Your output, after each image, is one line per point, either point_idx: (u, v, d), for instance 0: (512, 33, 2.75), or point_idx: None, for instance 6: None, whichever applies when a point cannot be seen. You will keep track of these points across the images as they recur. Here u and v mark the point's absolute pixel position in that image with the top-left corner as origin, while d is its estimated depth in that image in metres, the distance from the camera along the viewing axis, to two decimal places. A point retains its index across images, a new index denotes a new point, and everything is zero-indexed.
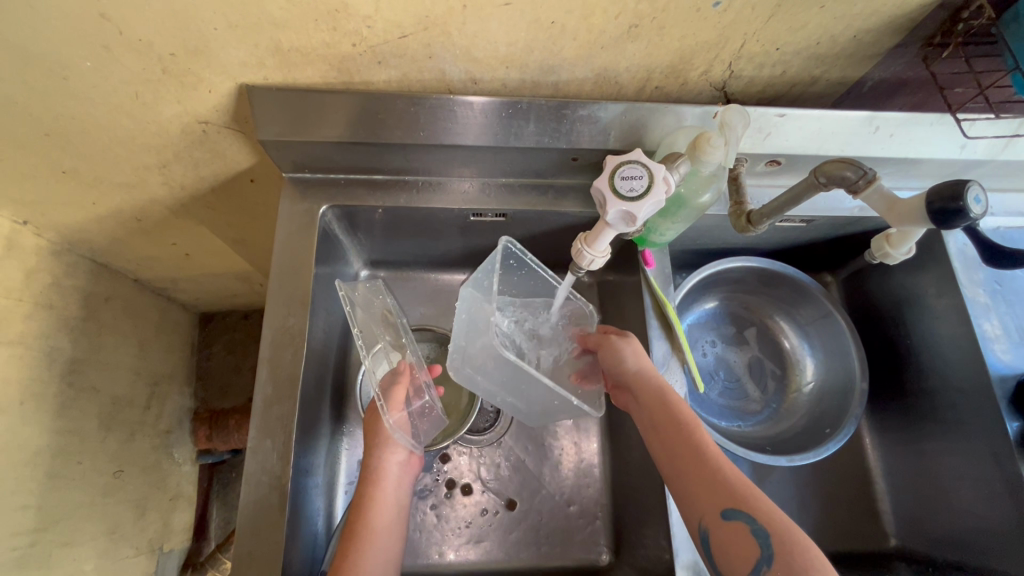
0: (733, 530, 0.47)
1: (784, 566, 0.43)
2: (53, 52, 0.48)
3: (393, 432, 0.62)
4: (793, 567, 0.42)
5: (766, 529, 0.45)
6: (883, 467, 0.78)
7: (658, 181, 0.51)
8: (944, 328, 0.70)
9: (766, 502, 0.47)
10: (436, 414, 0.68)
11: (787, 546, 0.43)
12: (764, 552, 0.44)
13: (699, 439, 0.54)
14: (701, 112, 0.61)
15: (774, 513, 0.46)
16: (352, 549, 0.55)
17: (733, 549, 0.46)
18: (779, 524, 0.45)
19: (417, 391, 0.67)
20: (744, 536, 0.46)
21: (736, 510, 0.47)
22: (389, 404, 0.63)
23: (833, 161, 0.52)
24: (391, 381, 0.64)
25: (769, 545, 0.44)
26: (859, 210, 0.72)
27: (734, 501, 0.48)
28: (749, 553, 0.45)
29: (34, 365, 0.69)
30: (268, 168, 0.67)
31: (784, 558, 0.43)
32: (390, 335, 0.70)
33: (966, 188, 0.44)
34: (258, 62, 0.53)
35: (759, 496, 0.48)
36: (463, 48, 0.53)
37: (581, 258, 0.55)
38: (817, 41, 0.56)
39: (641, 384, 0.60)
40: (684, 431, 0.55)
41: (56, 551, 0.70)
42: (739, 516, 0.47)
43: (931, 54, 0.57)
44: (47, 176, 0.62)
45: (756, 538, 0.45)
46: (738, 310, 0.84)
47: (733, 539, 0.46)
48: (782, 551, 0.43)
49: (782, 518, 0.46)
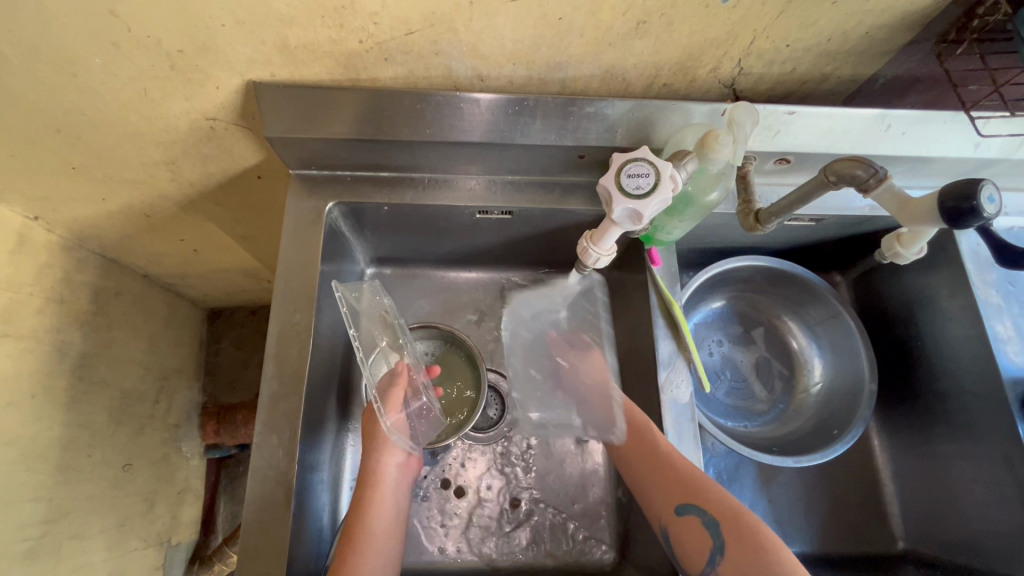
0: (689, 524, 0.54)
1: (733, 552, 0.50)
2: (63, 49, 0.48)
3: (390, 433, 0.63)
4: (741, 550, 0.50)
5: (716, 520, 0.53)
6: (891, 468, 0.77)
7: (665, 178, 0.50)
8: (957, 329, 0.69)
9: (716, 494, 0.55)
10: (434, 415, 0.68)
11: (735, 532, 0.51)
12: (716, 540, 0.52)
13: (656, 443, 0.60)
14: (710, 109, 0.60)
15: (722, 503, 0.54)
16: (349, 553, 0.55)
17: (691, 544, 0.53)
18: (728, 513, 0.53)
19: (416, 392, 0.68)
20: (699, 529, 0.53)
21: (690, 505, 0.55)
22: (388, 406, 0.63)
23: (844, 159, 0.51)
24: (390, 383, 0.65)
25: (720, 534, 0.52)
26: (870, 209, 0.71)
27: (688, 498, 0.55)
28: (704, 544, 0.52)
29: (44, 358, 0.69)
30: (276, 165, 0.68)
31: (733, 544, 0.51)
32: (388, 339, 0.69)
33: (979, 187, 0.43)
34: (266, 59, 0.53)
35: (710, 491, 0.55)
36: (470, 44, 0.53)
37: (586, 257, 0.56)
38: (829, 37, 0.55)
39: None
40: (643, 439, 0.62)
41: (66, 543, 0.71)
42: (692, 510, 0.54)
43: (945, 51, 0.56)
44: (57, 173, 0.62)
45: (708, 530, 0.53)
46: (745, 309, 0.83)
47: (690, 533, 0.54)
48: (731, 538, 0.51)
49: (730, 507, 0.53)
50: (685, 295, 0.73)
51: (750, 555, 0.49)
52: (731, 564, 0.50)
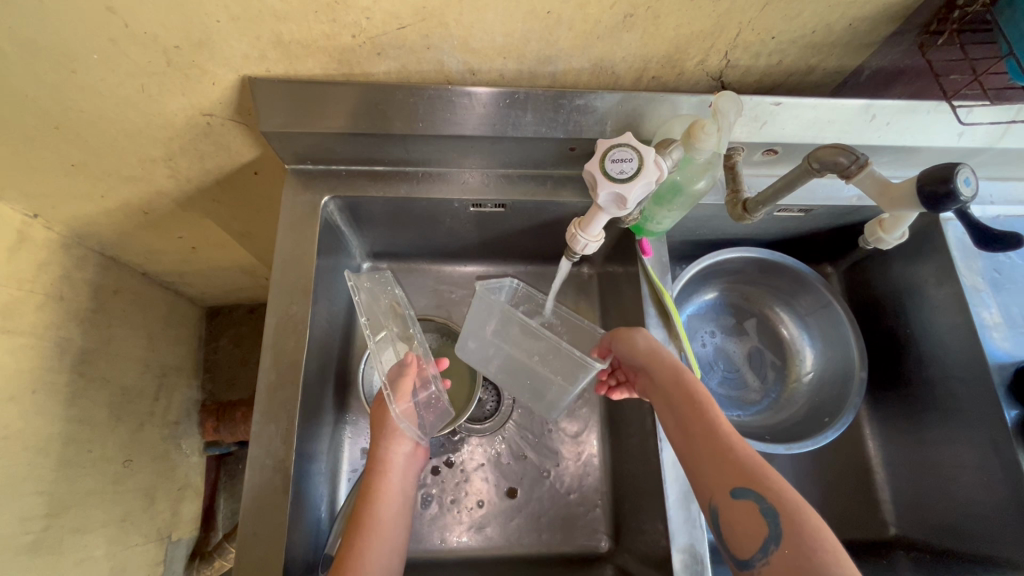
0: (744, 509, 0.47)
1: (790, 545, 0.43)
2: (62, 45, 0.49)
3: (400, 422, 0.64)
4: (800, 545, 0.42)
5: (775, 509, 0.45)
6: (882, 455, 0.79)
7: (648, 164, 0.51)
8: (944, 316, 0.70)
9: (778, 483, 0.47)
10: (442, 406, 0.67)
11: (793, 525, 0.44)
12: (772, 530, 0.44)
13: (716, 422, 0.54)
14: (697, 101, 0.61)
15: (784, 493, 0.46)
16: (356, 538, 0.56)
17: (742, 528, 0.47)
18: (789, 505, 0.45)
19: (424, 382, 0.66)
20: (754, 515, 0.46)
21: (747, 489, 0.48)
22: (396, 395, 0.63)
23: (826, 147, 0.52)
24: (399, 372, 0.64)
25: (777, 524, 0.44)
26: (857, 199, 0.72)
27: (745, 481, 0.48)
28: (757, 531, 0.45)
29: (45, 354, 0.70)
30: (272, 161, 0.69)
31: (790, 537, 0.43)
32: (398, 327, 0.68)
33: (956, 170, 0.45)
34: (260, 54, 0.54)
35: (770, 478, 0.47)
36: (460, 38, 0.54)
37: (575, 243, 0.57)
38: (813, 29, 0.57)
39: (655, 363, 0.61)
40: (700, 415, 0.55)
41: (66, 537, 0.72)
42: (748, 495, 0.47)
43: (927, 41, 0.57)
44: (56, 170, 0.63)
45: (765, 518, 0.45)
46: (737, 301, 0.85)
47: (743, 518, 0.47)
48: (790, 529, 0.43)
49: (794, 498, 0.46)
50: (677, 286, 0.74)
51: (807, 552, 0.42)
52: (785, 557, 0.42)
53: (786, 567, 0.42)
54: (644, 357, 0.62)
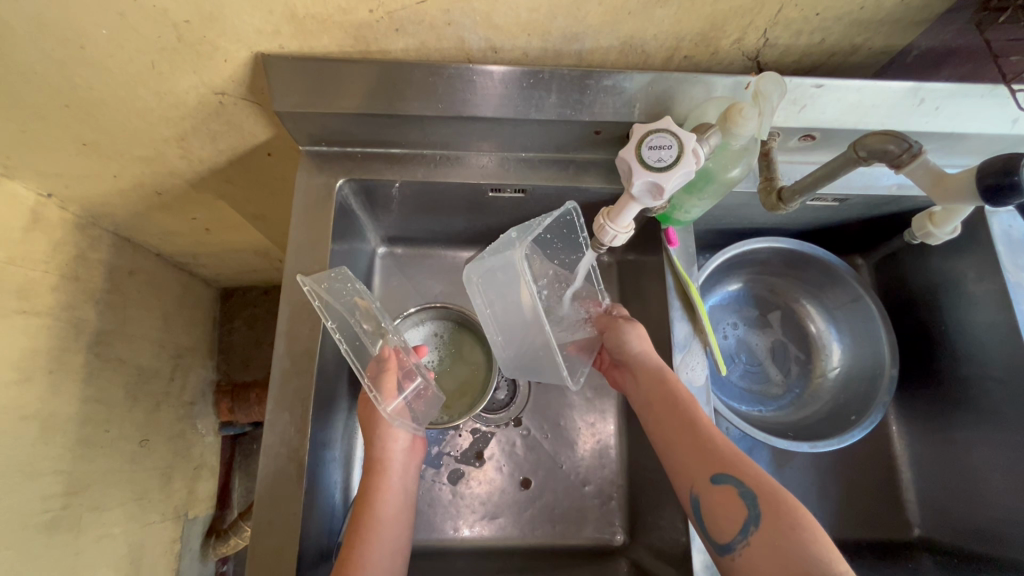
0: (722, 493, 0.49)
1: (769, 524, 0.45)
2: (71, 19, 0.47)
3: (393, 420, 0.60)
4: (778, 523, 0.44)
5: (753, 492, 0.47)
6: (909, 454, 0.76)
7: (688, 151, 0.49)
8: (983, 314, 0.67)
9: (756, 469, 0.49)
10: (432, 394, 0.65)
11: (773, 504, 0.45)
12: (751, 512, 0.46)
13: (693, 413, 0.56)
14: (733, 82, 0.57)
15: (761, 477, 0.48)
16: (356, 540, 0.55)
17: (722, 512, 0.48)
18: (768, 487, 0.47)
19: (409, 374, 0.63)
20: (733, 499, 0.48)
21: (726, 474, 0.49)
22: (383, 394, 0.59)
23: (874, 134, 0.48)
24: (380, 369, 0.60)
25: (756, 506, 0.46)
26: (897, 188, 0.69)
27: (724, 468, 0.50)
28: (736, 514, 0.47)
29: (62, 334, 0.70)
30: (286, 142, 0.67)
31: (769, 517, 0.45)
32: (370, 323, 0.63)
33: (1021, 162, 0.41)
34: (274, 30, 0.51)
35: (749, 464, 0.50)
36: (483, 13, 0.51)
37: (604, 234, 0.54)
38: (862, 5, 0.52)
39: (642, 366, 0.62)
40: (681, 406, 0.57)
41: (86, 515, 0.72)
42: (728, 480, 0.49)
43: (986, 19, 0.53)
44: (69, 149, 0.62)
45: (743, 501, 0.47)
46: (762, 292, 0.82)
47: (722, 502, 0.48)
48: (769, 509, 0.45)
49: (771, 482, 0.47)
50: (702, 277, 0.71)
51: (787, 528, 0.44)
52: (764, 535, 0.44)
53: (769, 546, 0.43)
54: (634, 356, 0.63)
